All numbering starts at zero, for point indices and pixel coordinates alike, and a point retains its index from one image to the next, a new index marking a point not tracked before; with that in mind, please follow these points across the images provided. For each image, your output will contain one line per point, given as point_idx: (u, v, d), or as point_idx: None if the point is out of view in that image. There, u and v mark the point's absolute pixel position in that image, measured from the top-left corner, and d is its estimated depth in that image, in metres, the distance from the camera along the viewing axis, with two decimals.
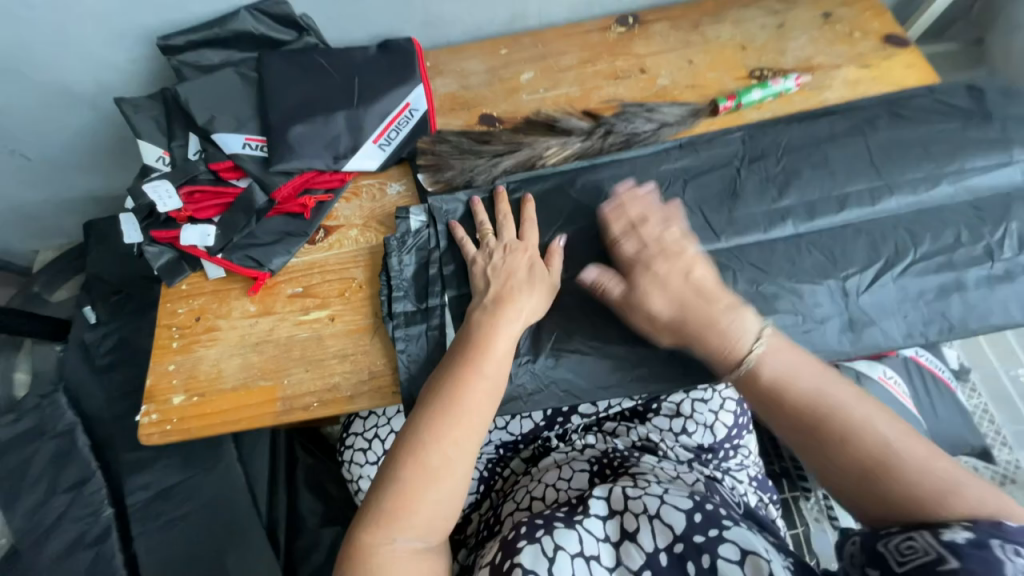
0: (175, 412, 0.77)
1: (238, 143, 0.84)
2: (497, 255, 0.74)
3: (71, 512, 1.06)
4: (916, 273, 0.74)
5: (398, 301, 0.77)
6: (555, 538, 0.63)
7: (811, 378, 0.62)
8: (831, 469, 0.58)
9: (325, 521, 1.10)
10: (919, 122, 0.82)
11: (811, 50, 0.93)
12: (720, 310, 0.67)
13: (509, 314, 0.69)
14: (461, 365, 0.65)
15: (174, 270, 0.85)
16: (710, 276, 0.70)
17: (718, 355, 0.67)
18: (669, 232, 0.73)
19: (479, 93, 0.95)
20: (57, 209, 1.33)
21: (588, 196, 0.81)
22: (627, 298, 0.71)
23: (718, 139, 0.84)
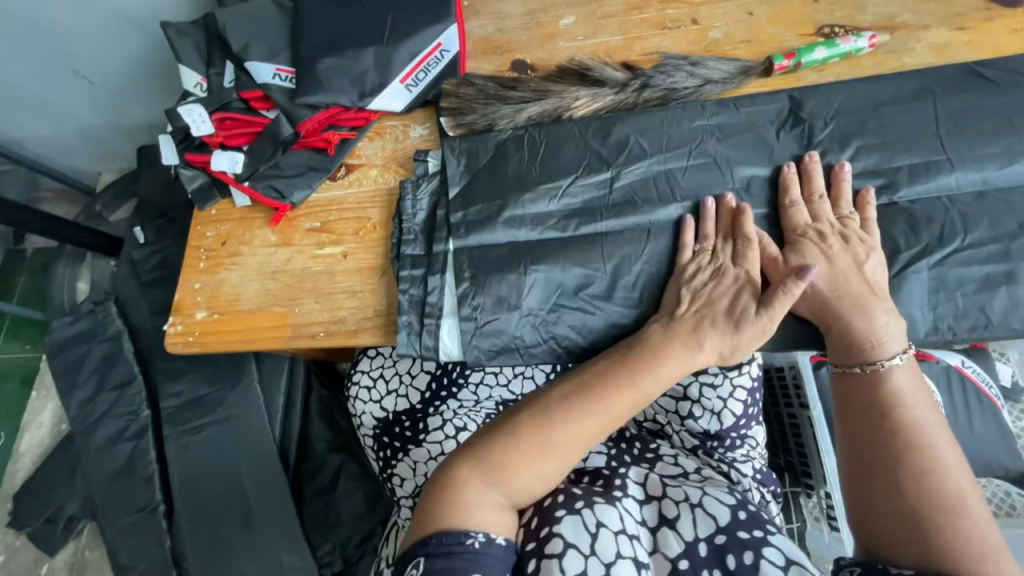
0: (197, 326, 0.82)
1: (268, 72, 0.85)
2: (712, 269, 0.70)
3: (116, 409, 1.20)
4: (961, 260, 0.68)
5: (407, 245, 0.77)
6: (596, 512, 0.63)
7: (916, 403, 0.63)
8: (884, 496, 0.61)
9: (332, 447, 1.21)
10: (1006, 101, 0.72)
11: (897, 6, 0.81)
12: (879, 307, 0.66)
13: (689, 347, 0.67)
14: (619, 385, 0.65)
15: (205, 195, 0.88)
16: (880, 267, 0.67)
17: (854, 346, 0.66)
18: (859, 214, 0.70)
19: (515, 37, 0.90)
20: (113, 132, 1.40)
21: (615, 151, 0.77)
22: (784, 261, 0.69)
23: (771, 101, 0.76)
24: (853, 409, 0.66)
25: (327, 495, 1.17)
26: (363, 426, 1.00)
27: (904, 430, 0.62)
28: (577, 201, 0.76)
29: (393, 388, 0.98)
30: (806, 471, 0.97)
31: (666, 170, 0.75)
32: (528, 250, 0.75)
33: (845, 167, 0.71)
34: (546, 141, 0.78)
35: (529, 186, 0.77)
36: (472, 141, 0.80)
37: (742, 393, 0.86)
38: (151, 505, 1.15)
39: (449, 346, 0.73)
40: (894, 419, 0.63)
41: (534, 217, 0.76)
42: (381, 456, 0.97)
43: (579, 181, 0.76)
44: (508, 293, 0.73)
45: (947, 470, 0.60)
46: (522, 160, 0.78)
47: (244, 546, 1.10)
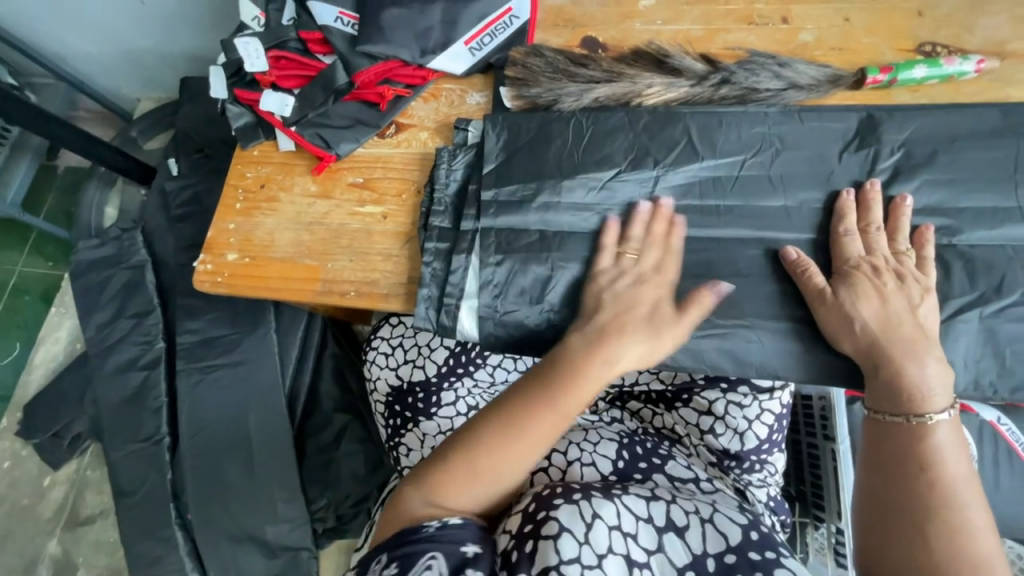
0: (227, 267, 0.81)
1: (330, 16, 0.81)
2: (624, 278, 0.66)
3: (132, 336, 1.20)
4: (1014, 317, 0.63)
5: (436, 216, 0.75)
6: (593, 505, 0.60)
7: (956, 461, 0.58)
8: (912, 552, 0.55)
9: (339, 407, 1.20)
10: None
11: (1008, 33, 0.75)
12: (930, 357, 0.60)
13: (609, 357, 0.63)
14: (537, 402, 0.62)
15: (249, 135, 0.86)
16: (929, 305, 0.62)
17: (902, 393, 0.59)
18: (916, 251, 0.64)
19: (590, 11, 0.85)
20: (160, 60, 1.38)
21: (668, 147, 0.72)
22: (830, 292, 0.63)
23: (841, 118, 0.70)
24: (885, 456, 0.60)
25: (329, 454, 1.17)
26: (376, 393, 0.99)
27: (942, 488, 0.56)
28: (619, 196, 0.71)
29: (410, 360, 0.96)
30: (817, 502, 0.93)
31: (734, 174, 0.70)
32: (559, 239, 0.71)
33: (906, 201, 0.65)
34: (594, 129, 0.73)
35: (568, 172, 0.72)
36: (517, 116, 0.75)
37: (769, 418, 0.84)
38: (156, 436, 1.16)
39: (464, 326, 0.71)
40: (933, 475, 0.57)
41: (570, 207, 0.72)
42: (389, 425, 0.97)
43: (621, 176, 0.71)
44: (529, 283, 0.71)
45: (975, 529, 0.55)
46: (564, 145, 0.73)
47: (241, 490, 1.11)
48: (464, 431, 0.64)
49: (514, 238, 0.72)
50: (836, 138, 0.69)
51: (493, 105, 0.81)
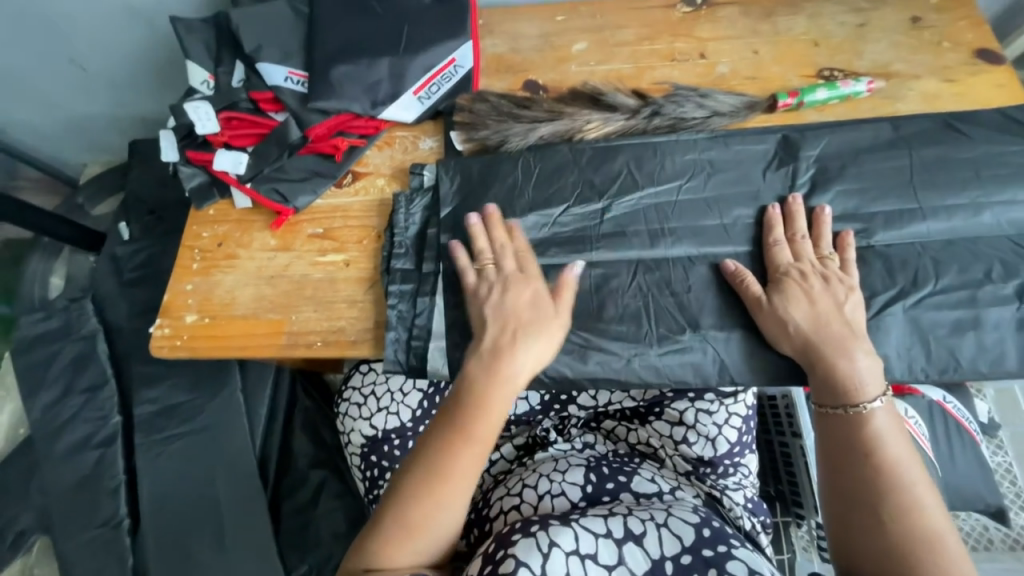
0: (185, 330, 0.79)
1: (280, 75, 0.84)
2: (496, 291, 0.70)
3: (84, 413, 1.13)
4: (933, 305, 0.69)
5: (397, 258, 0.77)
6: (550, 533, 0.61)
7: (896, 443, 0.62)
8: (869, 538, 0.59)
9: (314, 463, 1.15)
10: (986, 152, 0.74)
11: (891, 56, 0.86)
12: (861, 350, 0.65)
13: (506, 374, 0.66)
14: (449, 443, 0.66)
15: (203, 194, 0.86)
16: (857, 302, 0.67)
17: (836, 386, 0.64)
18: (839, 254, 0.70)
19: (528, 58, 0.92)
20: (107, 125, 1.36)
21: (611, 179, 0.77)
22: (767, 301, 0.68)
23: (761, 141, 0.77)
24: (835, 449, 0.64)
25: (306, 514, 1.11)
26: (351, 444, 0.97)
27: (888, 471, 0.60)
28: (570, 229, 0.75)
29: (383, 406, 0.95)
30: (796, 500, 0.96)
31: (674, 197, 0.76)
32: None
33: (825, 211, 0.72)
34: (540, 166, 0.78)
35: (521, 210, 0.76)
36: (465, 160, 0.80)
37: (736, 421, 0.87)
38: (114, 519, 1.08)
39: (433, 366, 0.72)
40: (878, 460, 0.61)
41: (526, 242, 0.75)
42: (367, 475, 0.94)
43: (570, 209, 0.76)
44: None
45: (920, 507, 0.58)
46: (513, 184, 0.77)
47: (212, 566, 1.03)
48: (393, 488, 0.66)
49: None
50: (759, 158, 0.77)
51: (441, 150, 0.86)
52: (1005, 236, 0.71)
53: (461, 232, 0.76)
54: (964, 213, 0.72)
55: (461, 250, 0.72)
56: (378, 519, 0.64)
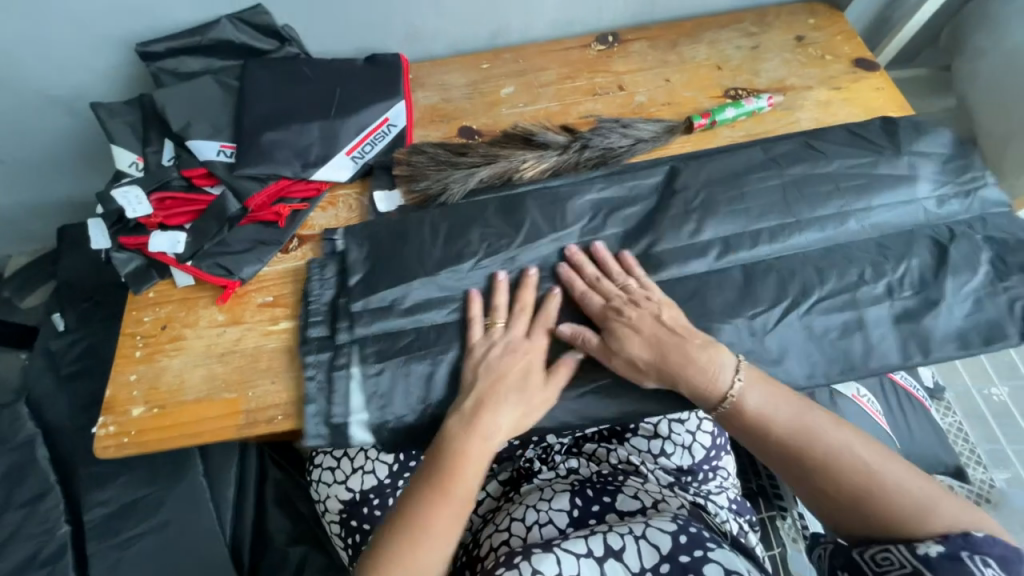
0: (133, 424, 0.74)
1: (212, 149, 0.84)
2: (494, 351, 0.70)
3: (24, 530, 1.02)
4: (822, 310, 0.75)
5: (313, 326, 0.76)
6: (532, 563, 0.63)
7: (782, 406, 0.65)
8: (827, 504, 0.62)
9: (292, 540, 1.07)
10: (842, 166, 0.82)
11: (784, 71, 0.96)
12: (697, 349, 0.67)
13: (486, 430, 0.66)
14: (422, 499, 0.64)
15: (142, 277, 0.83)
16: (681, 318, 0.70)
17: (701, 394, 0.66)
18: (632, 278, 0.74)
19: (460, 106, 0.96)
20: (31, 213, 1.29)
21: (516, 227, 0.79)
22: (604, 344, 0.70)
23: (651, 175, 0.83)
24: (754, 442, 0.66)
25: None
26: (328, 512, 0.92)
27: (799, 438, 0.63)
28: (483, 281, 0.77)
29: (358, 467, 0.91)
30: (777, 493, 0.99)
31: (575, 240, 0.79)
32: (436, 332, 0.75)
33: (628, 256, 0.76)
34: (447, 222, 0.80)
35: (431, 268, 0.77)
36: (372, 227, 0.80)
37: (708, 425, 0.91)
38: None
39: (359, 438, 0.71)
40: (784, 434, 0.64)
41: (440, 298, 0.76)
42: (350, 543, 0.90)
43: (481, 263, 0.77)
44: (414, 382, 0.72)
45: (849, 449, 0.62)
46: (421, 243, 0.78)
47: None
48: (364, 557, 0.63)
49: (394, 340, 0.74)
50: (653, 192, 0.82)
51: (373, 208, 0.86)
52: (871, 239, 0.79)
53: (373, 298, 0.75)
54: (840, 221, 0.79)
55: (478, 302, 0.74)
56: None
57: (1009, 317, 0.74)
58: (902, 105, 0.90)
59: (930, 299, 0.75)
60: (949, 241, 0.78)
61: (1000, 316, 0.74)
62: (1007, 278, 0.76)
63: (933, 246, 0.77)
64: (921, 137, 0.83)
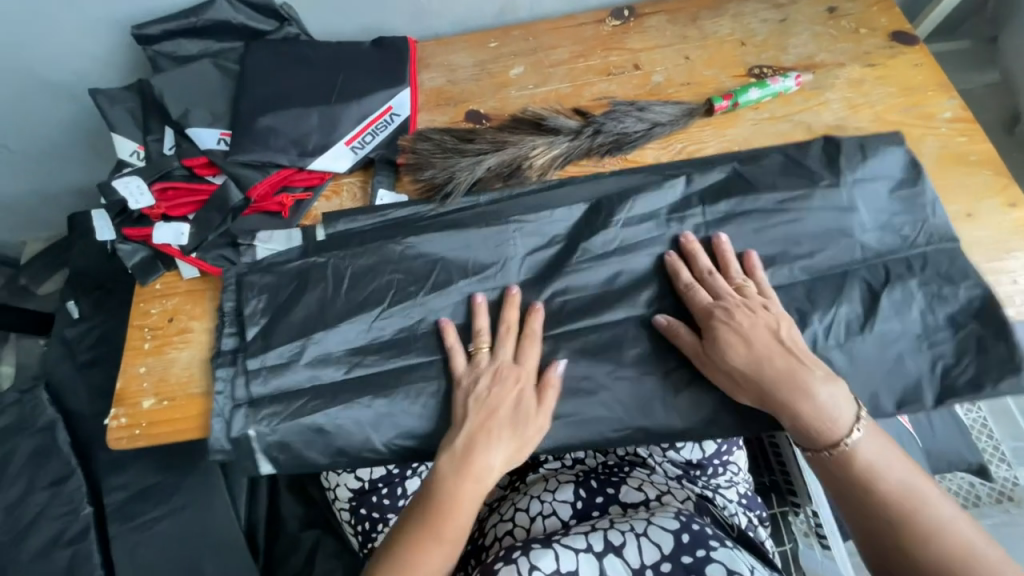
0: (144, 416, 0.74)
1: (212, 138, 0.82)
2: (481, 383, 0.67)
3: (50, 510, 1.05)
4: None
5: (226, 336, 0.74)
6: (530, 558, 0.62)
7: (891, 466, 0.59)
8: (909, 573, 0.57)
9: (305, 523, 1.09)
10: (773, 200, 0.74)
11: (814, 47, 0.89)
12: (819, 382, 0.61)
13: (478, 471, 0.63)
14: (425, 527, 0.62)
15: (147, 268, 0.82)
16: (798, 337, 0.65)
17: (808, 431, 0.61)
18: (752, 281, 0.69)
19: (467, 88, 0.92)
20: (41, 201, 1.30)
21: (425, 275, 0.74)
22: (704, 350, 0.66)
23: (567, 212, 0.76)
24: (842, 489, 0.61)
25: None
26: (338, 500, 0.91)
27: (899, 501, 0.58)
28: (390, 328, 0.72)
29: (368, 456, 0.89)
30: (790, 488, 0.95)
31: (491, 288, 0.73)
32: (332, 391, 0.70)
33: (753, 256, 0.70)
34: (353, 268, 0.75)
35: (334, 319, 0.73)
36: (274, 277, 0.76)
37: None
38: None
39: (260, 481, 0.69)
40: (886, 492, 0.58)
41: (345, 332, 0.72)
42: (360, 531, 0.90)
43: (386, 312, 0.73)
44: (313, 438, 0.68)
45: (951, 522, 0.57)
46: (325, 292, 0.74)
47: None
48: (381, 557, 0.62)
49: (288, 401, 0.70)
50: (570, 232, 0.75)
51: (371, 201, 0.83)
52: (800, 284, 0.71)
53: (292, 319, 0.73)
54: (769, 265, 0.71)
55: (452, 331, 0.70)
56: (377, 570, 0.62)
57: (929, 376, 0.67)
58: (941, 83, 0.83)
59: (851, 354, 0.68)
60: (882, 287, 0.70)
61: (919, 375, 0.67)
62: (945, 334, 0.68)
63: (866, 291, 0.70)
64: (865, 162, 0.74)
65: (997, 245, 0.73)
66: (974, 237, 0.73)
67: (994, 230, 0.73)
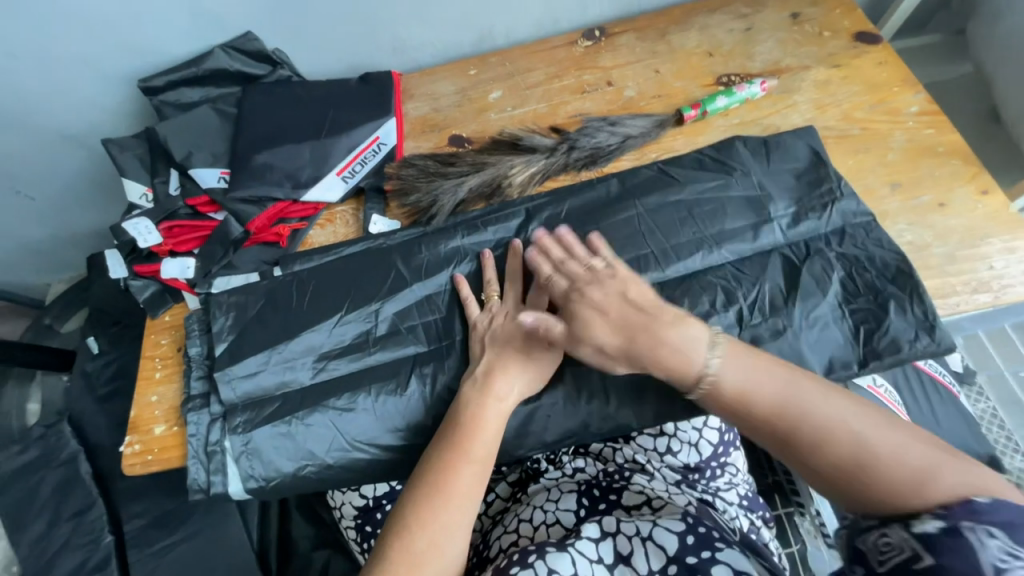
0: (157, 442, 0.78)
1: (213, 177, 0.88)
2: (497, 321, 0.71)
3: (74, 540, 1.10)
4: None
5: (192, 382, 0.76)
6: (547, 561, 0.64)
7: (759, 382, 0.60)
8: (809, 477, 0.58)
9: (316, 544, 1.10)
10: (691, 193, 0.76)
11: (780, 53, 0.92)
12: (668, 326, 0.62)
13: (499, 392, 0.66)
14: (453, 448, 0.64)
15: (156, 302, 0.87)
16: (650, 295, 0.64)
17: (673, 370, 0.62)
18: (597, 258, 0.68)
19: (449, 114, 0.97)
20: (62, 244, 1.38)
21: (381, 282, 0.77)
22: (569, 334, 0.64)
23: (510, 221, 0.79)
24: (738, 418, 0.61)
25: None
26: (344, 518, 0.93)
27: (781, 415, 0.58)
28: (351, 333, 0.75)
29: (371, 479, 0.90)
30: (793, 488, 0.95)
31: (442, 290, 0.76)
32: (300, 398, 0.72)
33: (598, 237, 0.70)
34: (314, 281, 0.79)
35: (297, 329, 0.75)
36: (241, 296, 0.79)
37: (715, 421, 0.89)
38: None
39: (234, 491, 0.70)
40: (768, 412, 0.59)
41: (306, 346, 0.74)
42: (365, 548, 0.90)
43: (344, 317, 0.75)
44: (282, 442, 0.70)
45: (838, 418, 0.57)
46: (289, 304, 0.77)
47: None
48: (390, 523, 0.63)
49: (259, 409, 0.72)
50: (514, 239, 0.78)
51: (365, 227, 0.87)
52: (726, 263, 0.73)
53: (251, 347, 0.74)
54: (697, 250, 0.73)
55: (466, 283, 0.75)
56: (383, 549, 0.62)
57: (851, 341, 0.67)
58: (906, 78, 0.86)
59: (778, 326, 0.68)
60: (802, 261, 0.71)
61: (843, 341, 0.67)
62: (865, 300, 0.68)
63: (787, 266, 0.71)
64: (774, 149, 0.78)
65: (971, 232, 0.74)
66: (946, 226, 0.74)
67: (967, 217, 0.75)
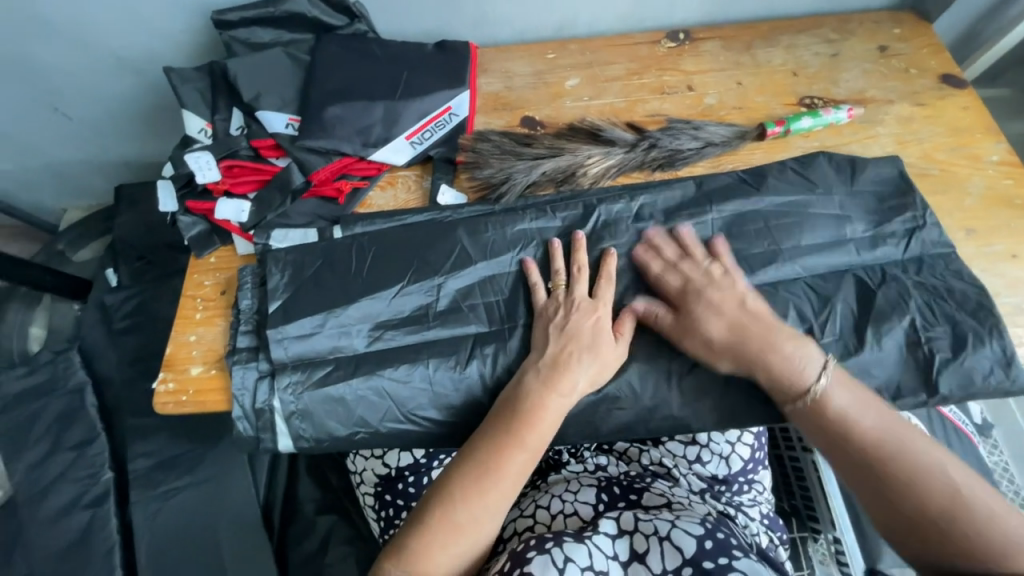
0: (191, 383, 0.76)
1: (281, 122, 0.86)
2: (564, 312, 0.69)
3: (71, 472, 1.07)
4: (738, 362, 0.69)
5: (241, 333, 0.74)
6: (564, 549, 0.63)
7: (863, 413, 0.62)
8: (897, 521, 0.59)
9: (321, 508, 1.09)
10: (770, 206, 0.75)
11: (864, 82, 0.92)
12: (783, 340, 0.65)
13: (563, 387, 0.65)
14: (510, 435, 0.63)
15: (203, 242, 0.85)
16: (766, 309, 0.67)
17: (780, 384, 0.64)
18: (716, 263, 0.70)
19: (523, 94, 0.95)
20: (89, 170, 1.33)
21: (445, 256, 0.75)
22: (680, 321, 0.67)
23: (580, 209, 0.77)
24: (831, 442, 0.63)
25: (315, 564, 1.05)
26: (363, 484, 0.92)
27: (886, 445, 0.60)
28: (410, 308, 0.73)
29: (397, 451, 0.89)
30: (810, 514, 0.96)
31: (508, 272, 0.75)
32: (353, 364, 0.70)
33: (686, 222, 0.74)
34: (376, 247, 0.76)
35: (354, 296, 0.73)
36: (299, 252, 0.76)
37: (748, 438, 0.89)
38: None
39: (283, 447, 0.69)
40: (871, 439, 0.61)
41: (364, 312, 0.73)
42: (382, 517, 0.89)
43: (405, 288, 0.74)
44: (333, 408, 0.69)
45: (938, 464, 0.60)
46: (347, 268, 0.75)
47: None
48: (432, 492, 0.63)
49: (309, 371, 0.70)
50: (585, 227, 0.76)
51: (431, 195, 0.86)
52: (801, 279, 0.72)
53: (310, 308, 0.72)
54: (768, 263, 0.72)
55: (536, 269, 0.73)
56: (421, 518, 0.61)
57: (926, 369, 0.67)
58: (987, 126, 0.86)
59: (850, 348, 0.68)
60: (879, 286, 0.70)
61: (916, 369, 0.67)
62: (943, 330, 0.68)
63: (862, 290, 0.70)
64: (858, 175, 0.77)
65: None
66: (1016, 276, 0.75)
67: None
